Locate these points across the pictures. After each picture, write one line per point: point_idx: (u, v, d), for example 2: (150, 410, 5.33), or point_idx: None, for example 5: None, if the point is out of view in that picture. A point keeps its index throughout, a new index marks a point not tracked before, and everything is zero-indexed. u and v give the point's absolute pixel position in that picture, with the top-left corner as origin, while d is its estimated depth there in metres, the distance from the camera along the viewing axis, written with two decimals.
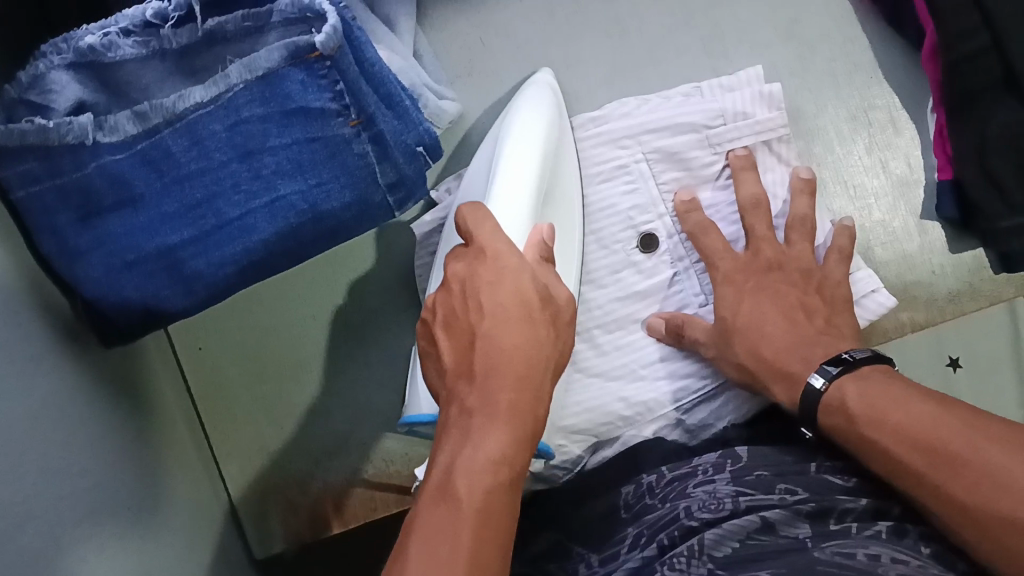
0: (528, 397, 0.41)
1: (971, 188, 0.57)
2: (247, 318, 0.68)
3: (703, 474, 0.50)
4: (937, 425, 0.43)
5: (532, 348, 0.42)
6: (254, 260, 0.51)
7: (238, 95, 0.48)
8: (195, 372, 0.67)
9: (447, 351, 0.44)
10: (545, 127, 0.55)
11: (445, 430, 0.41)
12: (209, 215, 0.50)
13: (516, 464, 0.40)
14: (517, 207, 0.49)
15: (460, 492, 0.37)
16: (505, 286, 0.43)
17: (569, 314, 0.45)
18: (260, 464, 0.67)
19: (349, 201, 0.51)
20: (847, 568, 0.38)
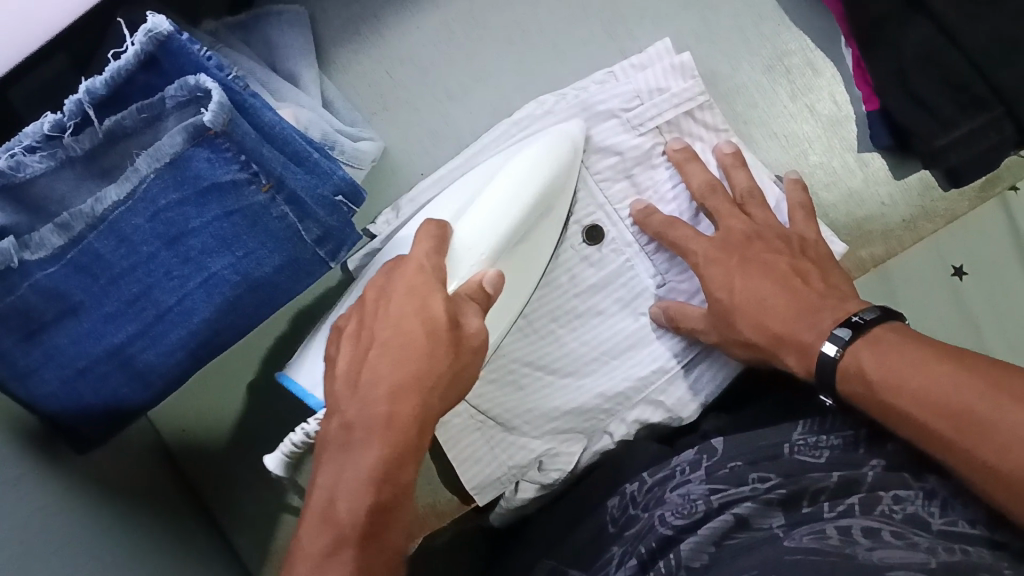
0: (409, 414, 0.43)
1: (898, 112, 0.56)
2: (224, 390, 0.67)
3: (680, 475, 0.52)
4: (956, 386, 0.42)
5: (424, 368, 0.43)
6: (200, 339, 0.53)
7: (151, 185, 0.47)
8: (183, 449, 0.67)
9: (345, 355, 0.46)
10: (543, 159, 0.55)
11: (330, 444, 0.44)
12: (150, 306, 0.50)
13: (398, 477, 0.43)
14: (475, 238, 0.51)
15: (341, 518, 0.41)
16: (407, 308, 0.45)
17: (479, 343, 0.46)
18: (272, 528, 0.67)
19: (280, 263, 0.52)
20: (815, 551, 0.39)
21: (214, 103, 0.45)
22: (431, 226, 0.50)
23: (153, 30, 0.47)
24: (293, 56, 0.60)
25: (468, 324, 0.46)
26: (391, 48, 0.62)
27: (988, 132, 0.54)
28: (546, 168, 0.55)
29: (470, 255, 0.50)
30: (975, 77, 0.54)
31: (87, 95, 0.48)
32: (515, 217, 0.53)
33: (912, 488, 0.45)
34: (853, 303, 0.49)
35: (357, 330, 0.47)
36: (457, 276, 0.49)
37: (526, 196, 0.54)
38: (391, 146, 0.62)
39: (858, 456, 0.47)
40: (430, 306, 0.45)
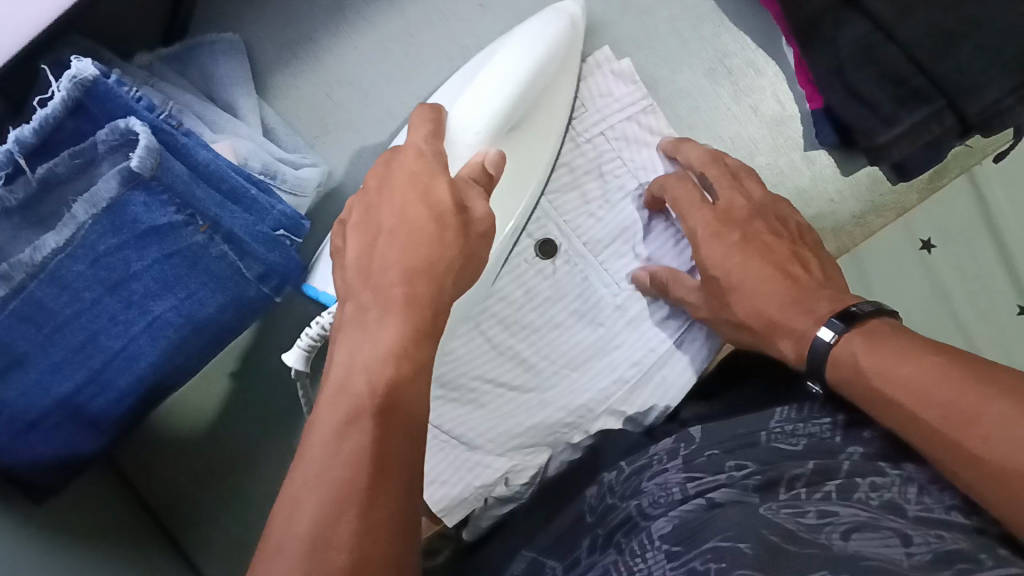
0: (420, 295, 0.41)
1: (841, 109, 0.56)
2: (186, 422, 0.63)
3: (658, 463, 0.50)
4: (949, 380, 0.40)
5: (437, 248, 0.42)
6: (149, 383, 0.52)
7: (89, 231, 0.46)
8: (163, 470, 0.63)
9: (353, 246, 0.45)
10: (540, 39, 0.56)
11: (341, 332, 0.41)
12: (97, 352, 0.50)
13: (417, 357, 0.39)
14: (472, 123, 0.52)
15: (357, 388, 0.37)
16: (411, 195, 0.44)
17: (486, 227, 0.46)
18: (242, 561, 0.62)
19: (224, 303, 0.52)
20: (793, 530, 0.38)
21: (141, 146, 0.45)
22: (427, 111, 0.51)
23: (78, 75, 0.46)
24: (231, 85, 0.60)
25: (475, 209, 0.46)
26: (329, 72, 0.63)
27: (930, 125, 0.54)
28: (541, 50, 0.56)
29: (467, 138, 0.52)
30: (914, 71, 0.53)
31: (16, 145, 0.46)
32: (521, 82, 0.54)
33: (887, 474, 0.44)
34: (847, 297, 0.48)
35: (363, 219, 0.46)
36: (459, 156, 0.51)
37: (516, 83, 0.54)
38: (334, 168, 0.62)
39: (835, 444, 0.47)
40: (432, 189, 0.45)
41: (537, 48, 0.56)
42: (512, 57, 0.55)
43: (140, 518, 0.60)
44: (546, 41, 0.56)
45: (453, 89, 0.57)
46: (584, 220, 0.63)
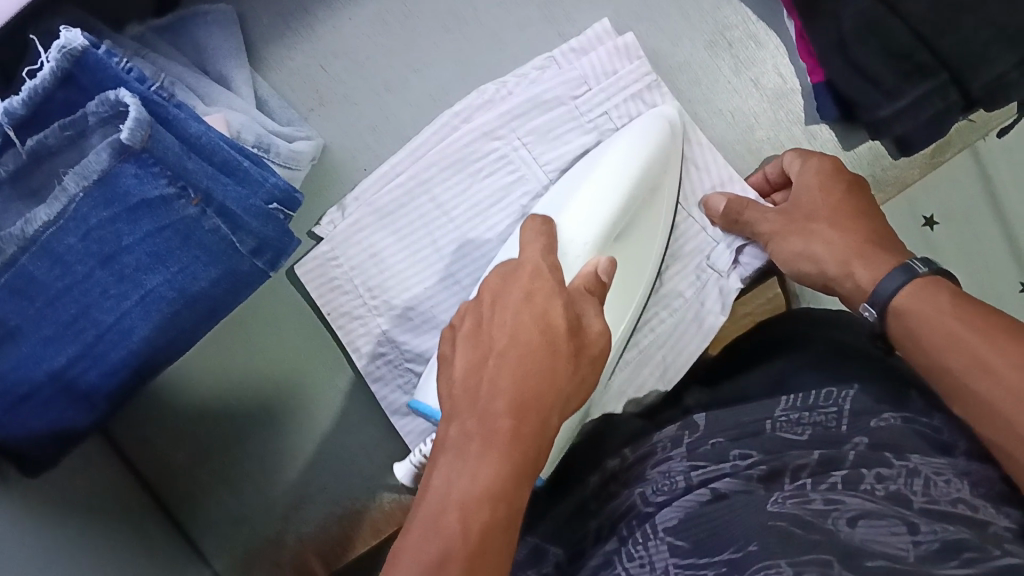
0: (527, 425, 0.42)
1: (843, 83, 0.55)
2: (183, 394, 0.63)
3: (663, 450, 0.53)
4: (1002, 353, 0.44)
5: (546, 381, 0.44)
6: (142, 357, 0.52)
7: (81, 204, 0.45)
8: (168, 447, 0.63)
9: (463, 359, 0.46)
10: (643, 146, 0.57)
11: (440, 458, 0.42)
12: (89, 326, 0.49)
13: (513, 497, 0.40)
14: (578, 233, 0.54)
15: (451, 524, 0.37)
16: (527, 313, 0.46)
17: (598, 349, 0.48)
18: (238, 533, 0.63)
19: (217, 276, 0.51)
20: (796, 520, 0.40)
21: (131, 119, 0.44)
22: (536, 224, 0.54)
23: (66, 46, 0.46)
24: (224, 57, 0.60)
25: (590, 324, 0.48)
26: (324, 43, 0.62)
27: (934, 98, 0.53)
28: (646, 151, 0.56)
29: (572, 251, 0.53)
30: (917, 47, 0.52)
31: (5, 116, 0.45)
32: (623, 192, 0.55)
33: (892, 465, 0.45)
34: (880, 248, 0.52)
35: (472, 334, 0.47)
36: (570, 268, 0.53)
37: (617, 196, 0.55)
38: (333, 141, 0.63)
39: (840, 434, 0.49)
40: (549, 313, 0.46)
41: (642, 149, 0.56)
42: (619, 159, 0.56)
43: (136, 496, 0.60)
44: (651, 148, 0.57)
45: (556, 192, 0.58)
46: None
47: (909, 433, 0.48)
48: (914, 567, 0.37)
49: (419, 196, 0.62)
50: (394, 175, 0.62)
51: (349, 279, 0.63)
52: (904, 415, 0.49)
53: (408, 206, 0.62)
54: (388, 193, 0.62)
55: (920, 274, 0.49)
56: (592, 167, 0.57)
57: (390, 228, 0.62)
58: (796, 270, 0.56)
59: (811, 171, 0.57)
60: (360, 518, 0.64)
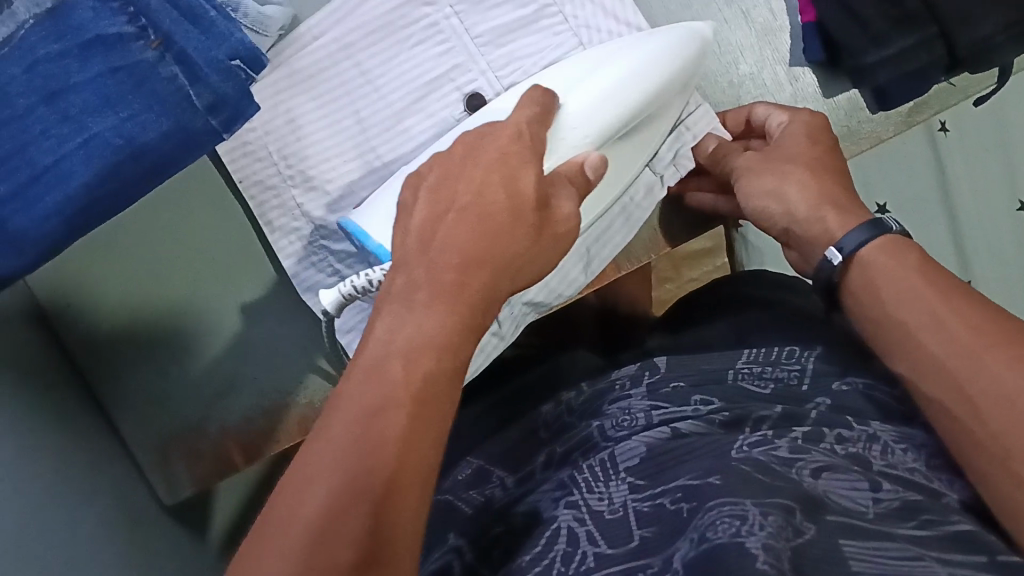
0: (483, 279, 0.43)
1: None
2: (111, 265, 0.60)
3: (621, 389, 0.55)
4: (932, 334, 0.45)
5: (506, 242, 0.44)
6: (80, 207, 0.47)
7: (29, 33, 0.45)
8: (80, 306, 0.60)
9: (421, 211, 0.47)
10: (661, 56, 0.54)
11: (388, 297, 0.43)
12: (24, 166, 0.46)
13: (457, 349, 0.41)
14: (576, 119, 0.52)
15: (394, 373, 0.39)
16: (497, 173, 0.47)
17: (566, 229, 0.47)
18: (159, 416, 0.61)
19: (168, 131, 0.47)
20: (764, 466, 0.41)
21: None
22: (537, 92, 0.52)
23: None
24: None
25: (561, 208, 0.48)
26: None
27: None
28: (663, 63, 0.54)
29: (571, 134, 0.52)
30: None
31: None
32: (640, 87, 0.53)
33: (854, 429, 0.47)
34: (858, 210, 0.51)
35: (435, 186, 0.48)
36: (556, 153, 0.51)
37: (631, 95, 0.53)
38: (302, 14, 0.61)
39: (804, 394, 0.51)
40: (520, 179, 0.47)
41: (682, 48, 0.55)
42: (647, 52, 0.54)
43: (51, 357, 0.58)
44: (684, 49, 0.55)
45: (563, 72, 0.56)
46: (515, 76, 0.60)
47: (869, 400, 0.50)
48: (874, 522, 0.38)
49: (341, 62, 0.60)
50: (310, 40, 0.59)
51: (264, 145, 0.60)
52: (868, 381, 0.51)
53: (328, 72, 0.60)
54: (314, 53, 0.59)
55: (887, 230, 0.49)
56: (619, 51, 0.55)
57: (310, 90, 0.60)
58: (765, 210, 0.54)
59: (795, 120, 0.56)
60: (288, 412, 0.61)
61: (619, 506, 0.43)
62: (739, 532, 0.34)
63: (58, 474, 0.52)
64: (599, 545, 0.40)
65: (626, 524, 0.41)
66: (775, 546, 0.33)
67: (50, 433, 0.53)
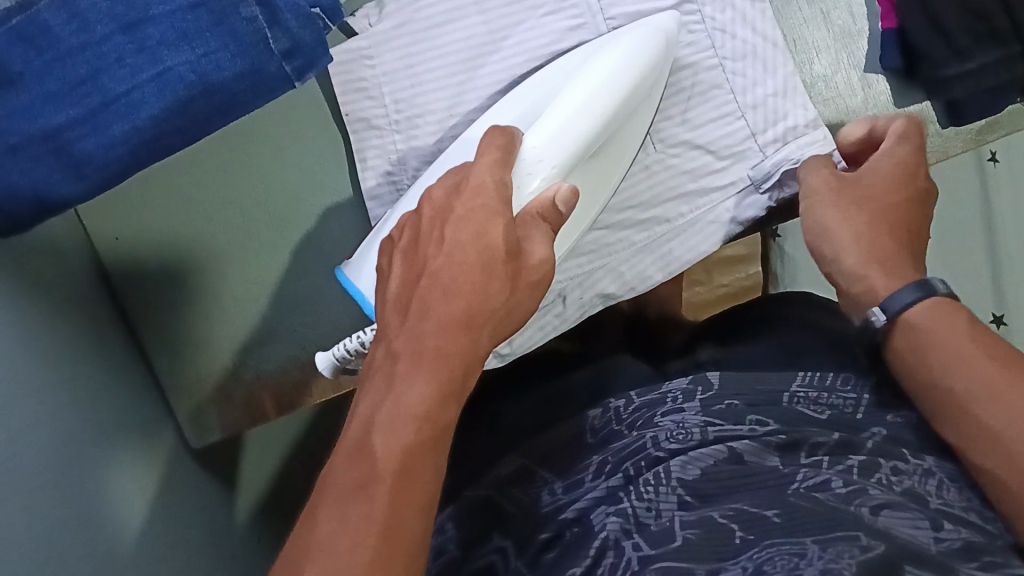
0: (459, 344, 0.43)
1: (913, 34, 0.54)
2: (166, 203, 0.60)
3: (671, 402, 0.54)
4: (982, 394, 0.45)
5: (479, 299, 0.43)
6: (146, 139, 0.47)
7: None
8: (129, 240, 0.60)
9: (398, 275, 0.46)
10: (617, 72, 0.52)
11: (371, 377, 0.43)
12: (95, 92, 0.46)
13: (439, 417, 0.41)
14: (544, 153, 0.50)
15: (376, 453, 0.39)
16: (466, 232, 0.45)
17: (538, 276, 0.46)
18: (196, 356, 0.62)
19: (242, 71, 0.47)
20: (820, 503, 0.42)
21: None
22: (496, 134, 0.50)
23: None
24: None
25: (535, 250, 0.47)
26: None
27: (999, 70, 0.54)
28: (625, 79, 0.53)
29: (536, 168, 0.50)
30: (999, 9, 0.52)
31: None
32: (608, 105, 0.52)
33: (908, 462, 0.47)
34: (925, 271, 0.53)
35: (411, 249, 0.47)
36: (527, 186, 0.50)
37: (590, 118, 0.52)
38: None
39: (858, 421, 0.51)
40: (489, 230, 0.45)
41: (648, 50, 0.53)
42: (614, 61, 0.53)
43: (94, 288, 0.58)
44: (646, 56, 0.53)
45: (539, 88, 0.55)
46: None
47: (922, 435, 0.50)
48: (937, 555, 0.39)
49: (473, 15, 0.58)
50: None
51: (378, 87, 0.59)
52: (919, 415, 0.52)
53: (455, 23, 0.58)
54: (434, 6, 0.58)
55: (935, 292, 0.50)
56: (590, 61, 0.54)
57: (434, 38, 0.58)
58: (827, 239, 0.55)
59: (893, 157, 0.55)
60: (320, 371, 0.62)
61: (666, 518, 0.45)
62: (798, 564, 0.37)
63: (95, 411, 0.52)
64: (642, 549, 0.43)
65: (675, 529, 0.43)
66: (836, 569, 0.36)
67: (88, 361, 0.54)
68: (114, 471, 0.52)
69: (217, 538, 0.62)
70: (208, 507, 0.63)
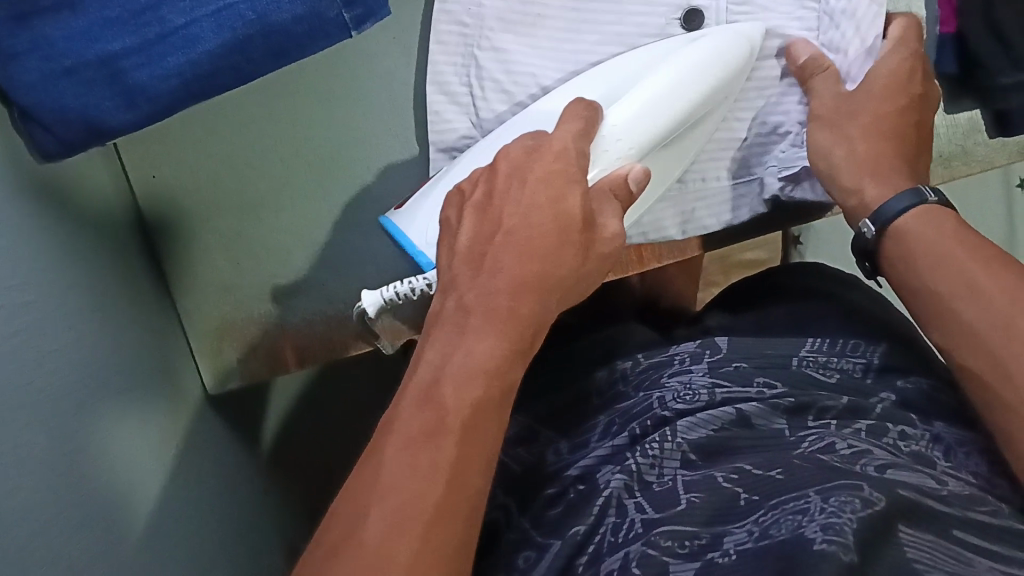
0: (528, 306, 0.43)
1: (974, 38, 0.55)
2: (208, 145, 0.60)
3: (679, 363, 0.55)
4: (965, 296, 0.47)
5: (552, 264, 0.44)
6: (200, 75, 0.47)
7: None
8: (167, 178, 0.60)
9: (469, 229, 0.47)
10: (709, 61, 0.53)
11: (440, 326, 0.43)
12: (154, 23, 0.45)
13: (505, 377, 0.41)
14: (621, 132, 0.51)
15: (446, 400, 0.39)
16: (541, 196, 0.46)
17: (610, 249, 0.47)
18: (222, 302, 0.61)
19: (302, 14, 0.47)
20: (827, 465, 0.43)
21: None
22: (581, 104, 0.51)
23: None
24: None
25: (607, 226, 0.47)
26: None
27: None
28: (710, 73, 0.53)
29: (608, 154, 0.51)
30: None
31: None
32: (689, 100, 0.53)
33: (918, 427, 0.48)
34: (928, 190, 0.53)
35: (481, 206, 0.47)
36: (599, 165, 0.51)
37: (677, 108, 0.52)
38: None
39: (867, 387, 0.52)
40: (566, 200, 0.46)
41: (736, 58, 0.53)
42: (694, 60, 0.53)
43: (130, 225, 0.58)
44: (733, 54, 0.53)
45: (619, 70, 0.55)
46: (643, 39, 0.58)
47: (931, 395, 0.50)
48: (943, 505, 0.41)
49: None
50: None
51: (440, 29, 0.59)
52: (930, 381, 0.52)
53: None
54: None
55: (926, 199, 0.51)
56: (668, 54, 0.54)
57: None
58: (812, 165, 0.56)
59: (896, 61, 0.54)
60: (346, 322, 0.61)
61: (670, 478, 0.46)
62: (801, 524, 0.38)
63: (121, 344, 0.52)
64: (647, 512, 0.44)
65: (677, 493, 0.45)
66: (836, 524, 0.37)
67: (115, 292, 0.53)
68: (134, 404, 0.51)
69: (223, 486, 0.61)
70: (217, 453, 0.62)
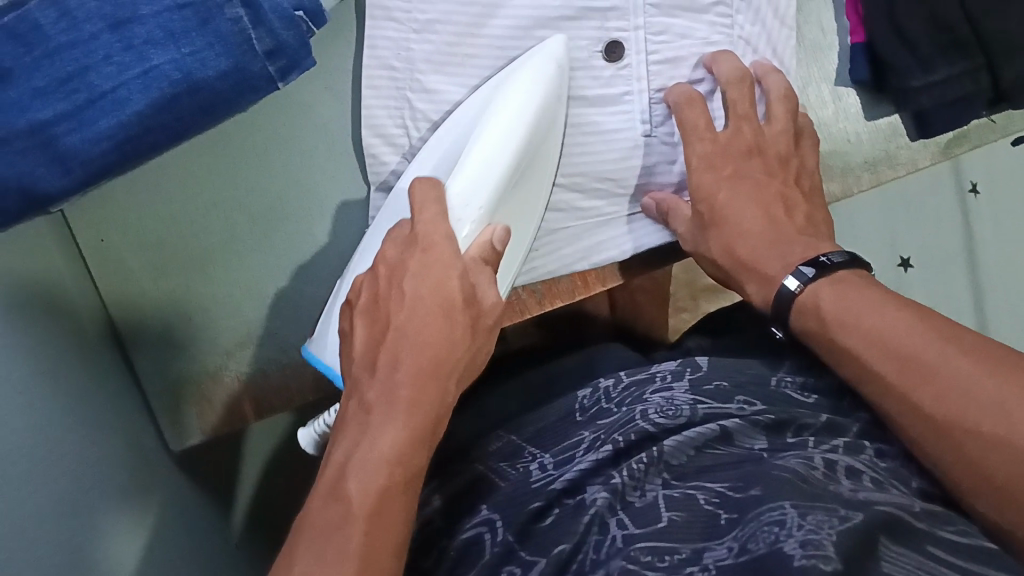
0: (428, 391, 0.44)
1: (882, 44, 0.59)
2: (154, 206, 0.61)
3: (660, 381, 0.55)
4: (880, 355, 0.43)
5: (442, 345, 0.45)
6: (132, 136, 0.48)
7: None
8: (115, 242, 0.61)
9: (361, 334, 0.47)
10: (531, 105, 0.52)
11: (344, 428, 0.44)
12: (83, 89, 0.47)
13: (412, 461, 0.43)
14: (472, 193, 0.50)
15: (351, 496, 0.40)
16: (423, 285, 0.46)
17: (492, 320, 0.48)
18: (176, 360, 0.62)
19: (225, 70, 0.49)
20: (806, 480, 0.41)
21: None
22: (424, 184, 0.50)
23: None
24: None
25: (485, 296, 0.48)
26: None
27: (964, 80, 0.59)
28: (530, 116, 0.52)
29: (466, 210, 0.50)
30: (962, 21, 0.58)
31: None
32: (533, 129, 0.53)
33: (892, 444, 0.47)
34: (826, 246, 0.50)
35: (371, 308, 0.48)
36: (464, 224, 0.50)
37: (510, 160, 0.51)
38: None
39: (843, 408, 0.51)
40: (446, 281, 0.46)
41: (546, 88, 0.53)
42: (517, 105, 0.52)
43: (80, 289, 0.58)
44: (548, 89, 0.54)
45: (459, 132, 0.55)
46: None
47: None
48: (918, 520, 0.39)
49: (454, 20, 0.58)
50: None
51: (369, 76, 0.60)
52: None
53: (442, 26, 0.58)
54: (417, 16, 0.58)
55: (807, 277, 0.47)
56: (488, 109, 0.53)
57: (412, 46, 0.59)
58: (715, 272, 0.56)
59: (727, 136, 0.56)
60: (302, 370, 0.62)
61: (651, 497, 0.45)
62: (779, 538, 0.36)
63: (76, 406, 0.52)
64: (628, 528, 0.43)
65: (659, 510, 0.44)
66: (815, 539, 0.35)
67: (68, 355, 0.54)
68: (92, 460, 0.51)
69: (187, 540, 0.61)
70: (175, 509, 0.62)
